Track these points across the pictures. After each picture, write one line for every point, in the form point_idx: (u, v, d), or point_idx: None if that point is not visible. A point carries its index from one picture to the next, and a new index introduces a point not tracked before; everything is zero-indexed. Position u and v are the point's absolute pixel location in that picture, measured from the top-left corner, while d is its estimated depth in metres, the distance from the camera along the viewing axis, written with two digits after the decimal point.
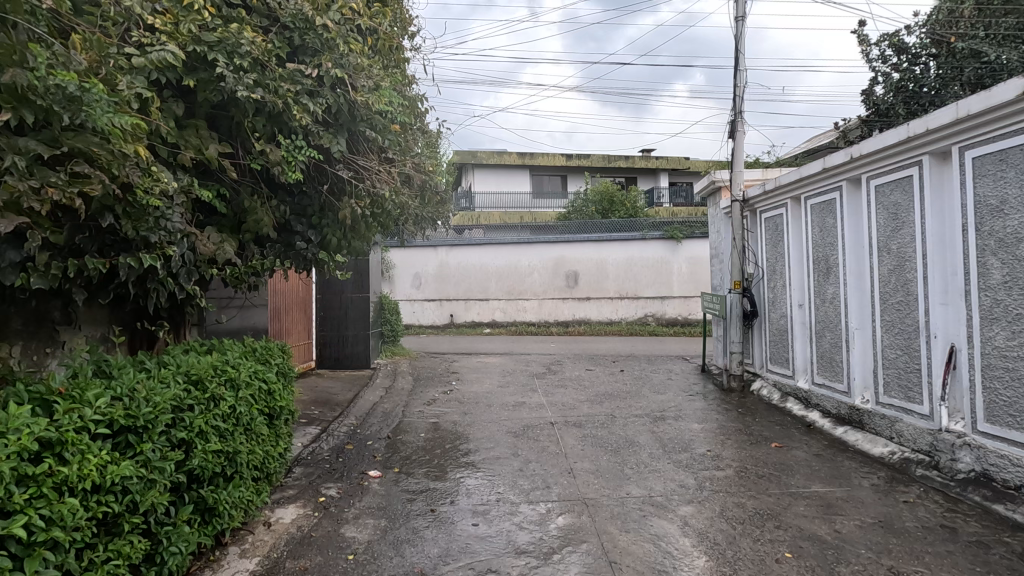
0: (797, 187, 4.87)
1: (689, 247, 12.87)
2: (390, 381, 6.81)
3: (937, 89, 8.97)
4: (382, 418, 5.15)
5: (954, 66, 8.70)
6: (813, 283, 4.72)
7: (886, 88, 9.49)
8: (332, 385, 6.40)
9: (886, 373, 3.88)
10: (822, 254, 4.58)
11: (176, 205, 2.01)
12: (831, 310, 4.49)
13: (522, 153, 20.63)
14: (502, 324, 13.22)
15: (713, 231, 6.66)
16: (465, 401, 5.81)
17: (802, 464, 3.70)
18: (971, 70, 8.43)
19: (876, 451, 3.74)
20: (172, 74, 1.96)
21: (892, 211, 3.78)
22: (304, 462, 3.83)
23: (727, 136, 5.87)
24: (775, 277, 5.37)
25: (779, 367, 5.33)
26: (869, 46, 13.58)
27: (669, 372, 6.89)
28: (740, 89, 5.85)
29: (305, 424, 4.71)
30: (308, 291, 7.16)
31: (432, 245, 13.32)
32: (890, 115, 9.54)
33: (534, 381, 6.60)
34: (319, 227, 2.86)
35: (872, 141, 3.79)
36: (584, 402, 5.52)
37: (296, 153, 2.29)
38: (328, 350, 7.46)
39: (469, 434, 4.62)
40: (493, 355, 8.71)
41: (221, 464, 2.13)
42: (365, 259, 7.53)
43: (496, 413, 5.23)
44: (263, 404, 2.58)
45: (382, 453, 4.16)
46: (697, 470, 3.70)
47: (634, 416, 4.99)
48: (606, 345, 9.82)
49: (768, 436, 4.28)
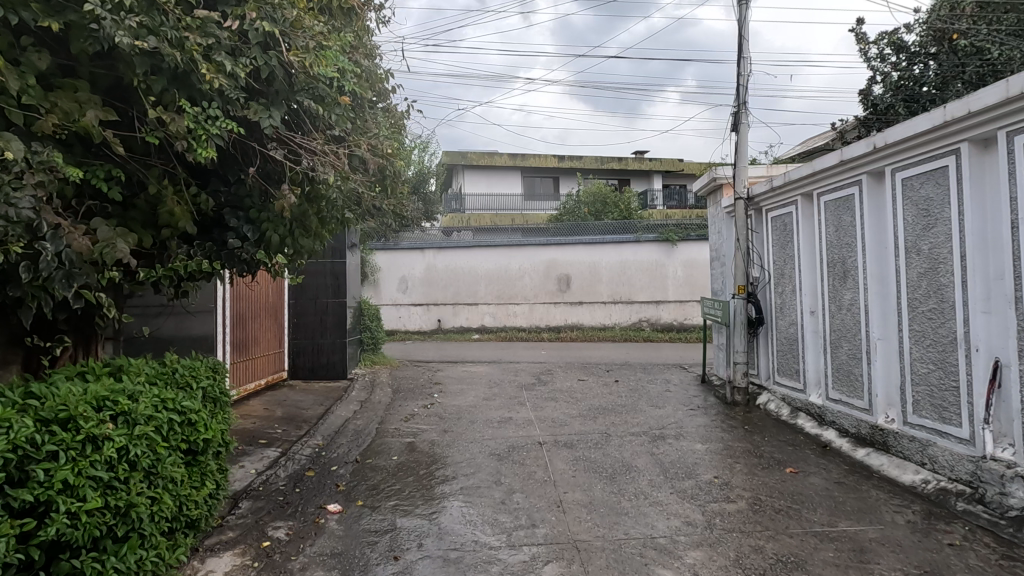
0: (808, 182, 4.44)
1: (685, 250, 12.46)
2: (367, 393, 6.31)
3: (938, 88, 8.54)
4: (353, 437, 4.65)
5: (954, 64, 8.34)
6: (827, 287, 4.29)
7: (884, 87, 9.15)
8: (303, 399, 5.89)
9: (915, 391, 3.44)
10: (838, 256, 4.15)
11: (29, 186, 1.54)
12: (849, 318, 4.05)
13: (513, 154, 20.21)
14: (492, 330, 12.74)
15: (713, 232, 6.24)
16: (446, 417, 5.33)
17: (823, 495, 3.24)
18: (972, 68, 8.15)
19: (906, 480, 3.29)
20: (25, 14, 1.49)
21: (922, 207, 3.35)
22: (254, 495, 3.33)
23: (730, 128, 5.44)
24: (784, 281, 4.93)
25: (788, 379, 4.88)
26: (867, 46, 13.29)
27: (667, 382, 6.43)
28: (744, 78, 5.42)
29: (263, 446, 4.20)
30: (279, 294, 6.66)
31: (419, 247, 12.85)
32: (889, 115, 9.12)
33: (522, 393, 6.13)
34: (258, 222, 2.42)
35: (900, 128, 3.36)
36: (576, 418, 5.05)
37: (209, 126, 1.81)
38: (302, 360, 6.96)
39: (447, 457, 4.14)
40: (480, 363, 8.23)
41: (102, 525, 1.66)
42: (343, 262, 7.04)
43: (478, 432, 4.74)
44: (180, 438, 2.08)
45: (347, 482, 3.67)
46: (704, 501, 3.23)
47: (630, 435, 4.53)
48: (599, 352, 9.35)
49: (781, 460, 3.83)
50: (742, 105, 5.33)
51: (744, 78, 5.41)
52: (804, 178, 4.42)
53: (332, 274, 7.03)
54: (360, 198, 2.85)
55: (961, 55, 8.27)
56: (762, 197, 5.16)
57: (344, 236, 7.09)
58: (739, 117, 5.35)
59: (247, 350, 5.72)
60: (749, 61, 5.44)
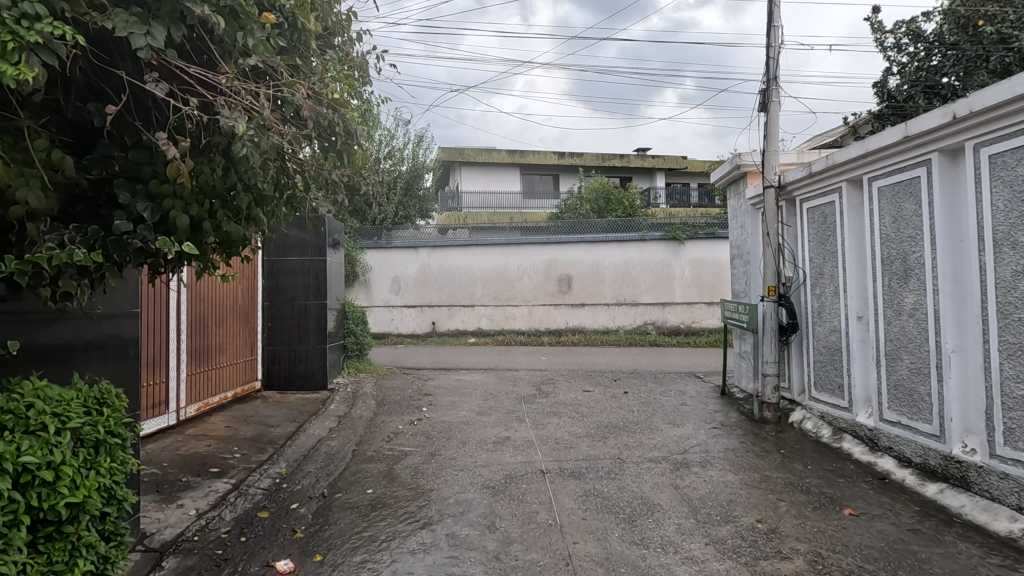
0: (856, 165, 3.79)
1: (692, 249, 11.80)
2: (347, 407, 5.64)
3: (961, 78, 7.83)
4: (323, 463, 3.99)
5: (979, 52, 7.66)
6: (881, 289, 3.63)
7: (902, 79, 8.53)
8: (274, 413, 5.22)
9: (1007, 416, 2.78)
10: (897, 251, 3.49)
11: None
12: (912, 325, 3.39)
13: (512, 150, 19.55)
14: (489, 333, 12.07)
15: (736, 227, 5.59)
16: (434, 436, 4.66)
17: (898, 549, 2.58)
18: (997, 57, 7.44)
19: (1001, 529, 2.63)
20: None
21: (1020, 189, 2.70)
22: (185, 548, 2.66)
23: (759, 107, 4.78)
24: (823, 281, 4.27)
25: (829, 395, 4.22)
26: (883, 36, 12.67)
27: (682, 395, 5.78)
28: (775, 50, 4.76)
29: (212, 477, 3.53)
30: (251, 293, 6.00)
31: (413, 246, 12.19)
32: (908, 107, 8.45)
33: (521, 408, 5.46)
34: (159, 198, 1.78)
35: (987, 93, 2.73)
36: (583, 440, 4.39)
37: (26, 32, 1.34)
38: (277, 368, 6.29)
39: (432, 490, 3.47)
40: (475, 371, 7.56)
41: None
42: (324, 260, 6.40)
43: (471, 457, 4.07)
44: (21, 508, 1.45)
45: (307, 526, 3.00)
46: (750, 555, 2.57)
47: (648, 461, 3.87)
48: (604, 358, 8.70)
49: (834, 497, 3.16)
50: (773, 80, 4.65)
51: (775, 50, 4.75)
52: (849, 161, 3.79)
53: (311, 273, 6.37)
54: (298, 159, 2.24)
55: (986, 44, 7.59)
56: (795, 184, 4.51)
57: (325, 231, 6.45)
58: (769, 94, 4.67)
59: (209, 356, 5.05)
60: (780, 30, 4.78)
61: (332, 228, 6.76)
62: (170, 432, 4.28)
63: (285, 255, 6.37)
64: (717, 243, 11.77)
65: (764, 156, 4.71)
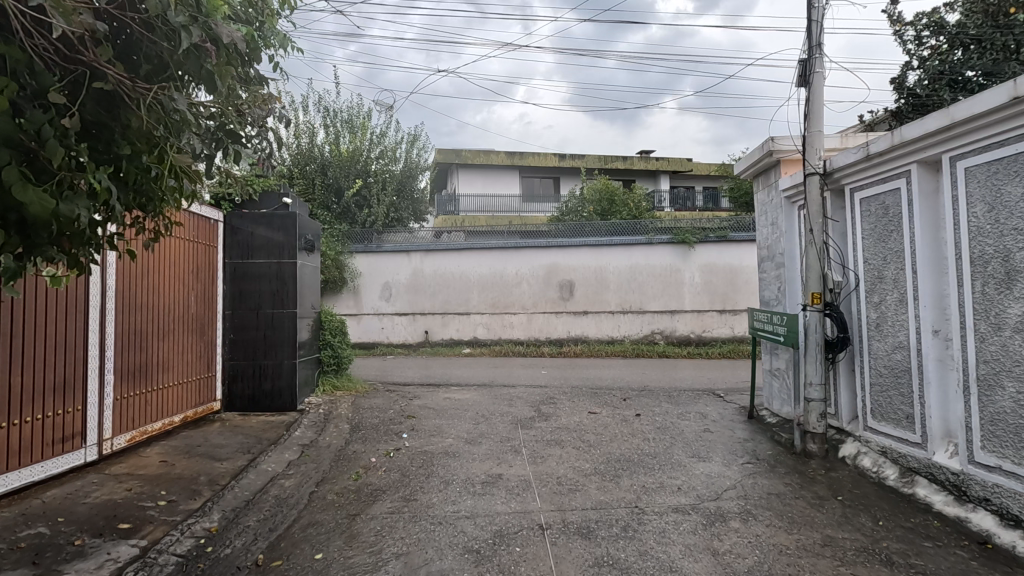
0: (931, 142, 3.04)
1: (702, 253, 11.04)
2: (316, 432, 4.87)
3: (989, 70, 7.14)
4: (268, 513, 3.21)
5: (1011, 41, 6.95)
6: (971, 296, 2.86)
7: (923, 73, 7.84)
8: (227, 442, 4.45)
9: None
10: (996, 248, 2.73)
11: None
12: (1019, 343, 2.62)
13: (511, 152, 18.86)
14: (485, 343, 11.29)
15: (766, 224, 4.84)
16: (411, 473, 3.88)
17: None
18: None
19: None
20: None
21: None
22: None
23: (798, 81, 4.04)
24: (882, 286, 3.50)
25: (892, 426, 3.44)
26: (901, 30, 12.00)
27: (703, 419, 5.02)
28: (819, 12, 4.01)
29: (119, 536, 2.75)
30: (209, 300, 5.29)
31: (405, 249, 11.45)
32: (930, 103, 7.74)
33: (516, 435, 4.69)
34: None
35: None
36: (591, 481, 3.61)
37: None
38: (240, 386, 5.53)
39: (399, 556, 2.68)
40: (467, 387, 6.78)
41: None
42: (294, 264, 5.65)
43: (453, 504, 3.30)
44: None
45: None
46: None
47: (675, 511, 3.10)
48: (610, 372, 7.92)
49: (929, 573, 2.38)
50: (816, 48, 3.90)
51: (819, 12, 4.01)
52: (920, 136, 3.05)
53: (278, 278, 5.62)
54: (137, 86, 1.65)
55: (1019, 32, 6.90)
56: (844, 169, 3.75)
57: (296, 230, 5.70)
58: (811, 64, 3.92)
59: (151, 374, 4.33)
60: None
61: (305, 228, 6.01)
62: (88, 472, 3.51)
63: (250, 257, 5.62)
64: (729, 246, 11.01)
65: (804, 138, 3.97)
